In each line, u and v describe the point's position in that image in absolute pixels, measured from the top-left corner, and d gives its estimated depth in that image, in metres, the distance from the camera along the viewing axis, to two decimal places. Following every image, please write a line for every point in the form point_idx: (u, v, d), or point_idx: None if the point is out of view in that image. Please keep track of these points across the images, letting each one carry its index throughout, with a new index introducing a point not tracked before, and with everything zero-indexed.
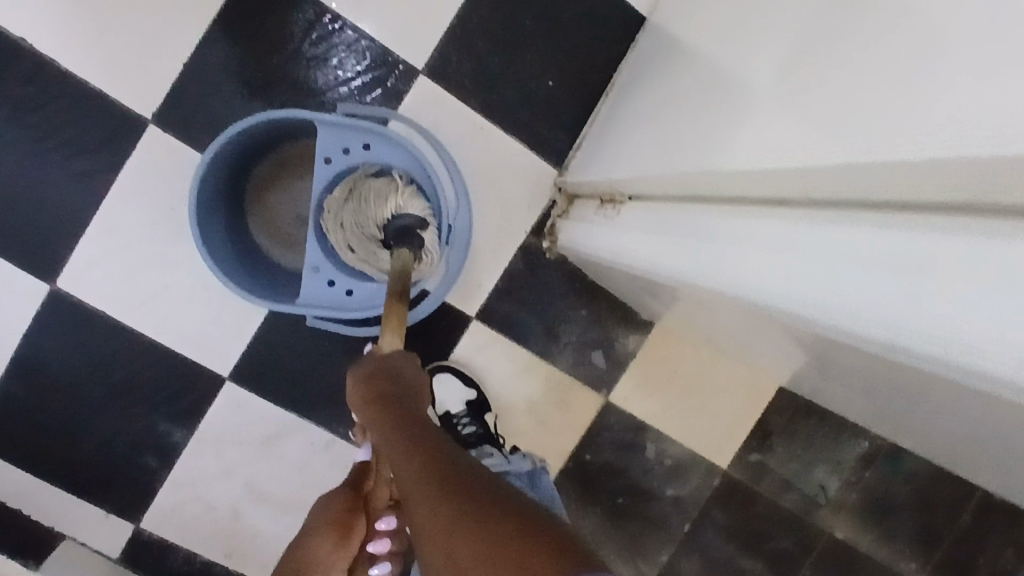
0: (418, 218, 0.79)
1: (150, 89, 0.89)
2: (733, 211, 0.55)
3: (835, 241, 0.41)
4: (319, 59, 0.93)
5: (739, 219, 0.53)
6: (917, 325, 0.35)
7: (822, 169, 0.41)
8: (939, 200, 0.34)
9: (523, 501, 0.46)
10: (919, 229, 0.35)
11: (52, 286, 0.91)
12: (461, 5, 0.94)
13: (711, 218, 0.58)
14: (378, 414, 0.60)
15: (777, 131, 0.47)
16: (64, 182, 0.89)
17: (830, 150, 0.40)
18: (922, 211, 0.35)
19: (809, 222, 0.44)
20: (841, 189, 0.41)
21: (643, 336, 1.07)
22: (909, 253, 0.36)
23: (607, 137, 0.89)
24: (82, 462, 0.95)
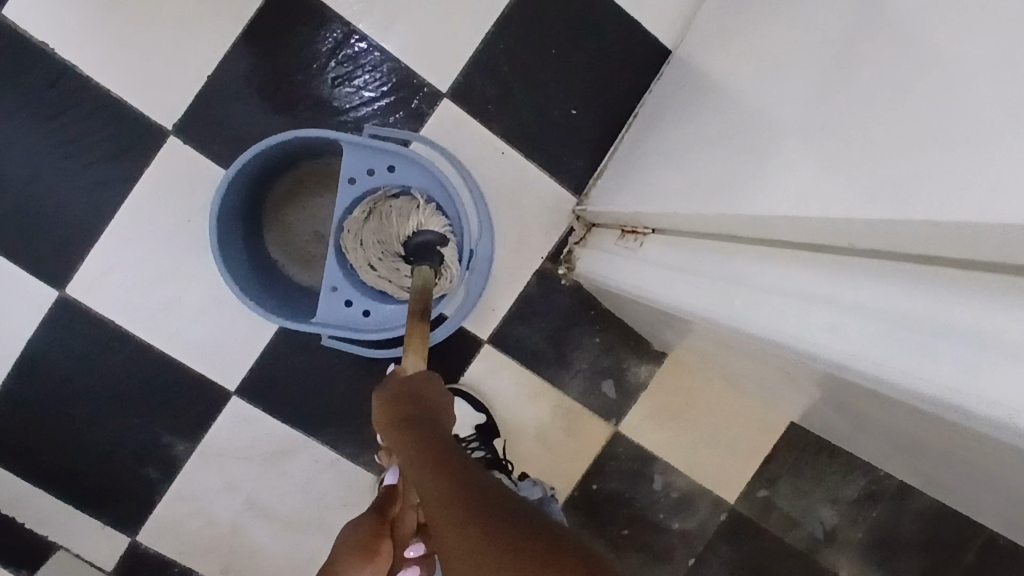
0: (437, 235, 0.78)
1: (173, 101, 0.89)
2: (764, 253, 0.54)
3: (878, 296, 0.40)
4: (343, 78, 0.93)
5: (769, 262, 0.53)
6: (974, 393, 0.33)
7: (855, 222, 0.40)
8: (990, 269, 0.33)
9: (556, 530, 0.44)
10: (990, 295, 0.33)
11: (62, 293, 0.90)
12: (487, 30, 0.95)
13: (739, 259, 0.58)
14: (400, 436, 0.59)
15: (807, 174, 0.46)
16: (81, 189, 0.89)
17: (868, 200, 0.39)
18: (986, 273, 0.34)
19: (848, 273, 0.43)
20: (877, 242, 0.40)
21: (655, 366, 1.06)
22: (979, 319, 0.34)
23: (630, 168, 0.89)
24: (81, 472, 0.93)
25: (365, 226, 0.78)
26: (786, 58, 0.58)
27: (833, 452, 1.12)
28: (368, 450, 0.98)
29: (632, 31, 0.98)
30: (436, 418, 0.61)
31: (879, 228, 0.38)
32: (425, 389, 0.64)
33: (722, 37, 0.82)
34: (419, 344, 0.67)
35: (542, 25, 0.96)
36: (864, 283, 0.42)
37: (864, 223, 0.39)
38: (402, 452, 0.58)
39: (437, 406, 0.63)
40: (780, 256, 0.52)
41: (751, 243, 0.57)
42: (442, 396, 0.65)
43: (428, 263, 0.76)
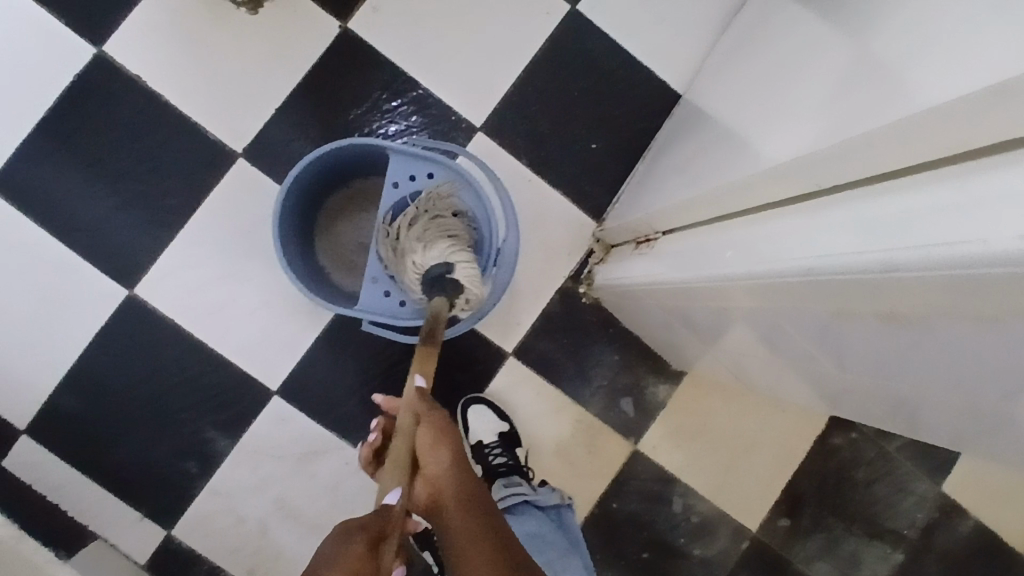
0: (438, 262, 0.79)
1: (243, 127, 1.02)
2: (759, 216, 0.61)
3: (840, 212, 0.47)
4: (391, 113, 1.06)
5: (761, 221, 0.60)
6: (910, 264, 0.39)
7: (826, 152, 0.48)
8: (912, 163, 0.41)
9: None
10: (921, 185, 0.40)
11: (130, 292, 1.00)
12: (519, 76, 1.08)
13: (736, 228, 0.65)
14: (436, 449, 0.65)
15: (799, 136, 0.55)
16: (156, 200, 1.01)
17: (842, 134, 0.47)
18: (920, 170, 0.40)
19: (819, 205, 0.51)
20: (837, 165, 0.48)
21: (673, 386, 1.10)
22: (912, 207, 0.40)
23: (645, 190, 0.98)
24: (126, 462, 0.99)
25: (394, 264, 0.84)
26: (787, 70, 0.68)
27: (855, 483, 1.11)
28: None
29: (647, 79, 1.10)
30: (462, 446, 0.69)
31: (848, 151, 0.46)
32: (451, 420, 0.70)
33: (729, 77, 0.93)
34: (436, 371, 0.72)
35: (567, 71, 1.09)
36: (831, 206, 0.49)
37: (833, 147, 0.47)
38: (435, 463, 0.65)
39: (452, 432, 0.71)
40: (774, 212, 0.59)
41: (746, 216, 0.64)
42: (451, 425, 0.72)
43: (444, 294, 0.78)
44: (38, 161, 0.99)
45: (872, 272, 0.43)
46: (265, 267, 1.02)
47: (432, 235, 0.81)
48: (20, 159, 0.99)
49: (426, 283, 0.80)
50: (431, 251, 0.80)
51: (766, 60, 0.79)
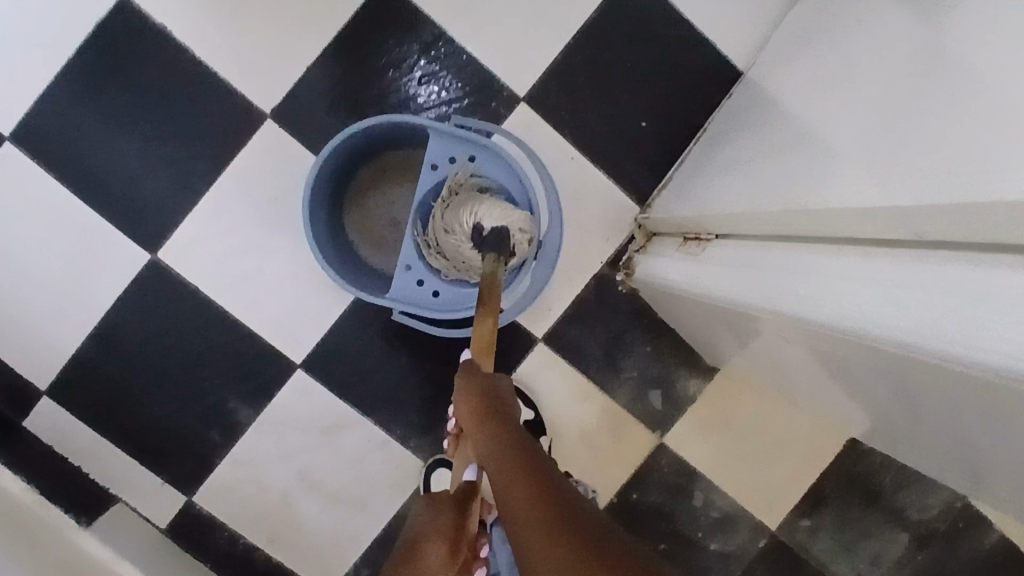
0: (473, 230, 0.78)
1: (272, 87, 0.96)
2: (834, 249, 0.56)
3: (945, 279, 0.43)
4: (428, 77, 0.98)
5: (839, 257, 0.55)
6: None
7: (933, 207, 0.43)
8: None
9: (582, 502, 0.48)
10: None
11: (153, 256, 0.97)
12: (568, 43, 1.00)
13: (808, 256, 0.60)
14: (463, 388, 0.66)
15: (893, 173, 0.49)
16: (181, 162, 0.96)
17: (947, 189, 0.42)
18: None
19: (914, 262, 0.46)
20: (941, 225, 0.43)
21: (704, 381, 1.06)
22: None
23: (696, 180, 0.91)
24: (149, 427, 0.99)
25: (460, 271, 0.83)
26: (869, 77, 0.61)
27: (881, 488, 1.09)
28: (418, 434, 1.02)
29: (706, 53, 1.01)
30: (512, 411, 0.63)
31: (953, 215, 0.41)
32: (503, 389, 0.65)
33: (797, 61, 0.85)
34: (493, 343, 0.68)
35: (620, 40, 1.00)
36: (932, 267, 0.44)
37: (943, 207, 0.42)
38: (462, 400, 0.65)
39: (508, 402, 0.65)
40: (857, 253, 0.53)
41: (818, 246, 0.59)
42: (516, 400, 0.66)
43: (492, 246, 0.75)
44: (59, 114, 0.94)
45: (989, 367, 0.38)
46: (292, 238, 0.98)
47: (450, 218, 0.81)
48: (41, 110, 0.94)
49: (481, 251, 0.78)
50: (460, 227, 0.80)
51: (837, 53, 0.72)
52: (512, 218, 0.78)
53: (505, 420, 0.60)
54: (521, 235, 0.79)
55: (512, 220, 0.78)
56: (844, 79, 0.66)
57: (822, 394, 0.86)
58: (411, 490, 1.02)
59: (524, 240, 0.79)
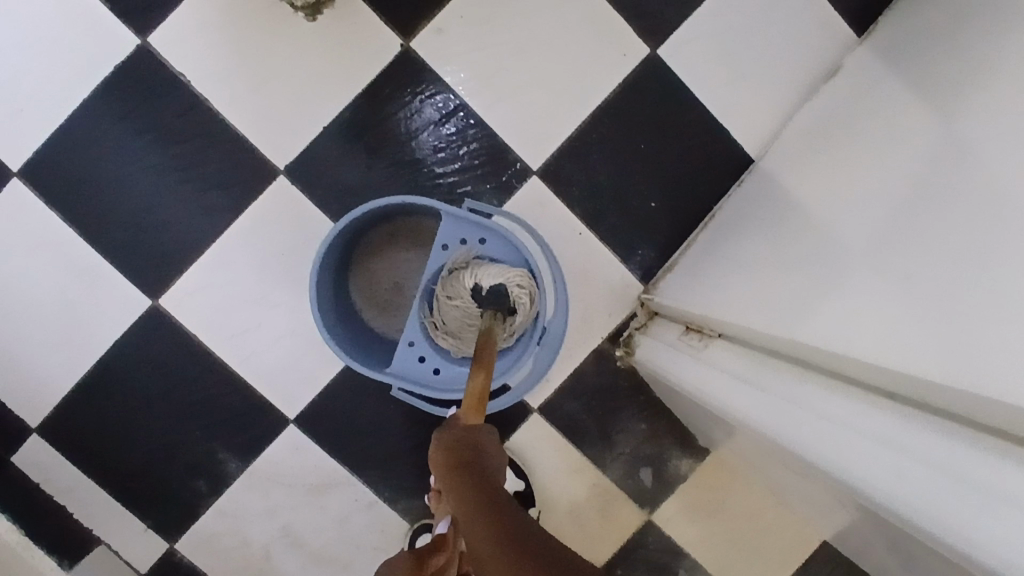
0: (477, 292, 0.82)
1: (288, 144, 0.96)
2: (840, 386, 0.57)
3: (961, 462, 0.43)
4: (444, 144, 0.99)
5: (843, 398, 0.56)
6: None
7: (960, 390, 0.43)
8: None
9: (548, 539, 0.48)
10: None
11: (154, 302, 0.97)
12: (584, 121, 1.01)
13: (813, 388, 0.60)
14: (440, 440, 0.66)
15: (913, 334, 0.49)
16: (190, 211, 0.96)
17: (978, 374, 0.42)
18: None
19: (935, 431, 0.46)
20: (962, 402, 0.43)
21: (696, 462, 1.06)
22: None
23: (703, 271, 0.92)
24: (136, 472, 0.98)
25: (466, 348, 0.84)
26: (886, 215, 0.62)
27: None
28: (405, 497, 1.01)
29: (720, 139, 1.02)
30: (491, 463, 0.63)
31: (981, 401, 0.42)
32: (484, 441, 0.66)
33: (809, 164, 0.86)
34: (481, 396, 0.69)
35: (636, 121, 1.01)
36: (929, 434, 0.46)
37: (954, 387, 0.44)
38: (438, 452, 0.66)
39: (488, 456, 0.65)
40: (862, 399, 0.54)
41: (825, 377, 0.60)
42: (498, 450, 0.66)
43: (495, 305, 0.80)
44: (73, 155, 0.95)
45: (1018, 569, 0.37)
46: (295, 293, 0.98)
47: (450, 287, 0.82)
48: (55, 150, 0.94)
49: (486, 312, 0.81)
50: (461, 293, 0.82)
51: (850, 173, 0.73)
52: (510, 273, 0.81)
53: (481, 470, 0.61)
54: (522, 289, 0.82)
55: (510, 275, 0.81)
56: (860, 207, 0.67)
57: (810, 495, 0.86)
58: (394, 552, 1.01)
59: (525, 295, 0.82)
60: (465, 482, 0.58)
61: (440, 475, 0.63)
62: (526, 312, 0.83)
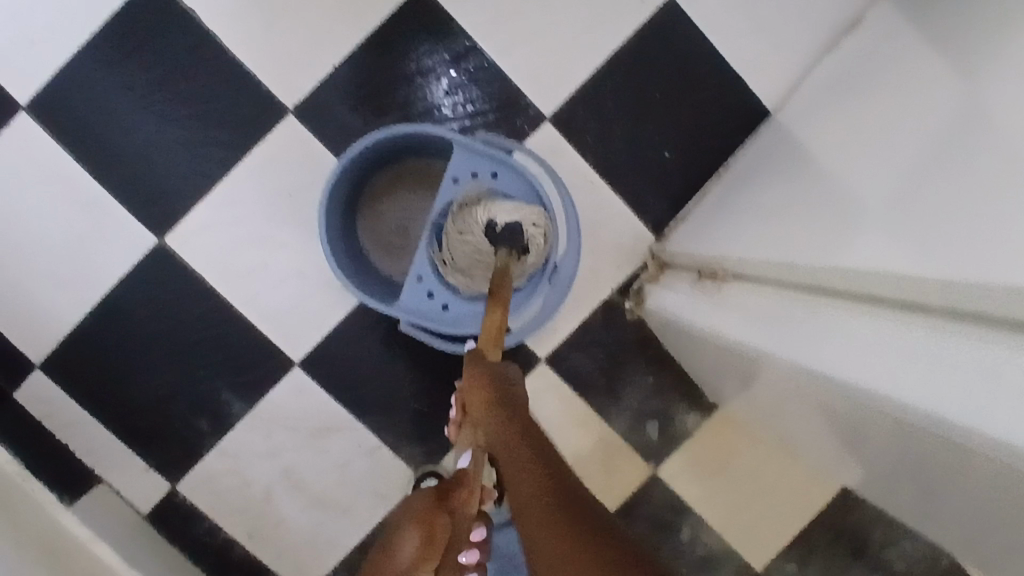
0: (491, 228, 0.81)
1: (298, 83, 0.95)
2: (859, 309, 0.56)
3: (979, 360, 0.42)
4: (456, 88, 0.98)
5: (862, 320, 0.54)
6: None
7: (984, 289, 0.42)
8: None
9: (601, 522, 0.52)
10: None
11: (160, 240, 0.96)
12: (599, 68, 0.99)
13: (832, 315, 0.59)
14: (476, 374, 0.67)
15: (953, 243, 0.48)
16: (198, 148, 0.95)
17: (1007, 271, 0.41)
18: None
19: (948, 334, 0.45)
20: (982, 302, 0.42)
21: (703, 417, 1.05)
22: None
23: (718, 219, 0.91)
24: (138, 411, 0.98)
25: (476, 286, 0.83)
26: (912, 142, 0.60)
27: (867, 539, 1.05)
28: (410, 443, 1.01)
29: (736, 91, 1.01)
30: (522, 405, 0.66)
31: (1000, 297, 0.41)
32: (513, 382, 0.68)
33: (829, 110, 0.84)
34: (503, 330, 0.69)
35: (652, 70, 1.00)
36: (947, 341, 0.45)
37: (978, 286, 0.42)
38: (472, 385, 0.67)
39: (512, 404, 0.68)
40: (877, 315, 0.53)
41: (841, 302, 0.58)
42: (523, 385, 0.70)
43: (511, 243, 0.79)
44: (80, 88, 0.93)
45: None
46: (302, 234, 0.97)
47: (463, 221, 0.81)
48: (61, 82, 0.93)
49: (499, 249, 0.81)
50: (475, 228, 0.81)
51: (872, 110, 0.71)
52: (525, 212, 0.81)
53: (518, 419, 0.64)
54: (535, 228, 0.82)
55: (525, 213, 0.81)
56: (883, 138, 0.66)
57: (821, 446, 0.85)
58: (396, 498, 1.01)
59: (539, 234, 0.82)
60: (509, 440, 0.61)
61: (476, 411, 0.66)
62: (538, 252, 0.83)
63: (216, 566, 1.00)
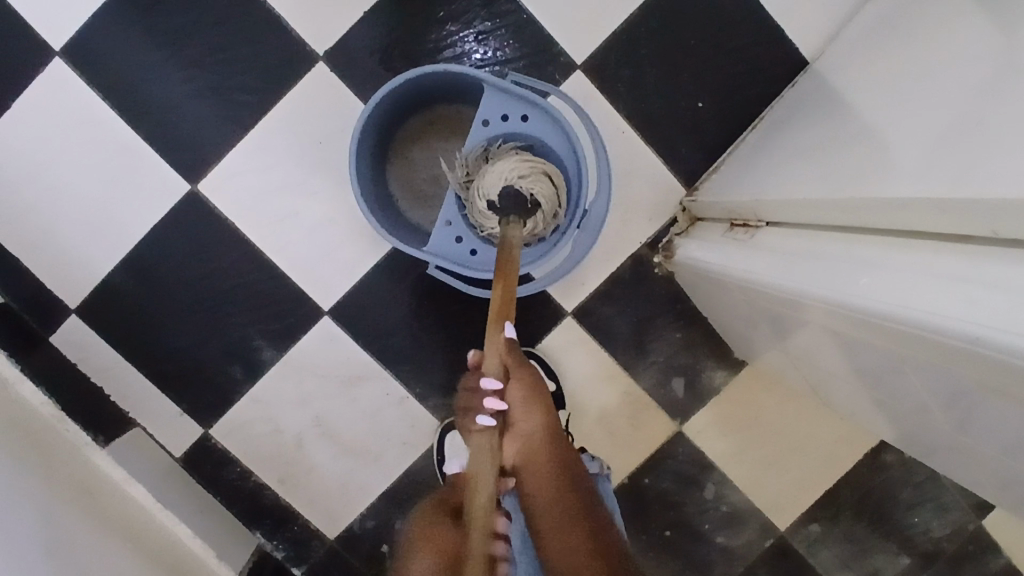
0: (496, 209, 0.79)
1: (328, 29, 0.94)
2: (910, 242, 0.54)
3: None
4: (487, 35, 0.96)
5: (912, 251, 0.53)
6: None
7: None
8: None
9: None
10: None
11: (192, 187, 0.96)
12: (633, 14, 0.97)
13: (881, 250, 0.57)
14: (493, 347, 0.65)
15: (1003, 163, 0.46)
16: (229, 95, 0.95)
17: None
18: None
19: (997, 259, 0.44)
20: None
21: (731, 374, 1.05)
22: None
23: (751, 168, 0.89)
24: (172, 357, 1.00)
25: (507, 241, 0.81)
26: (962, 73, 0.58)
27: (895, 499, 1.04)
28: (437, 394, 1.02)
29: (775, 38, 0.98)
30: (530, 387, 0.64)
31: None
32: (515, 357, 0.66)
33: (870, 55, 0.81)
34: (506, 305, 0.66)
35: (686, 17, 0.97)
36: (996, 266, 0.44)
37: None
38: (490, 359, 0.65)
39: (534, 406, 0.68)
40: (926, 246, 0.52)
41: (891, 236, 0.57)
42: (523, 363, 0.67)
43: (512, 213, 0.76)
44: (114, 35, 0.94)
45: None
46: (332, 183, 0.97)
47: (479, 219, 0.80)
48: (95, 28, 0.93)
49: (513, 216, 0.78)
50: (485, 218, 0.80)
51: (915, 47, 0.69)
52: (506, 170, 0.78)
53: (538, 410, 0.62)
54: (526, 177, 0.78)
55: (505, 173, 0.78)
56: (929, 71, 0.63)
57: (851, 399, 0.83)
58: (423, 448, 1.02)
59: (534, 180, 0.78)
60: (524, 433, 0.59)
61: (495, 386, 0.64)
62: (548, 196, 0.79)
63: (248, 510, 1.02)
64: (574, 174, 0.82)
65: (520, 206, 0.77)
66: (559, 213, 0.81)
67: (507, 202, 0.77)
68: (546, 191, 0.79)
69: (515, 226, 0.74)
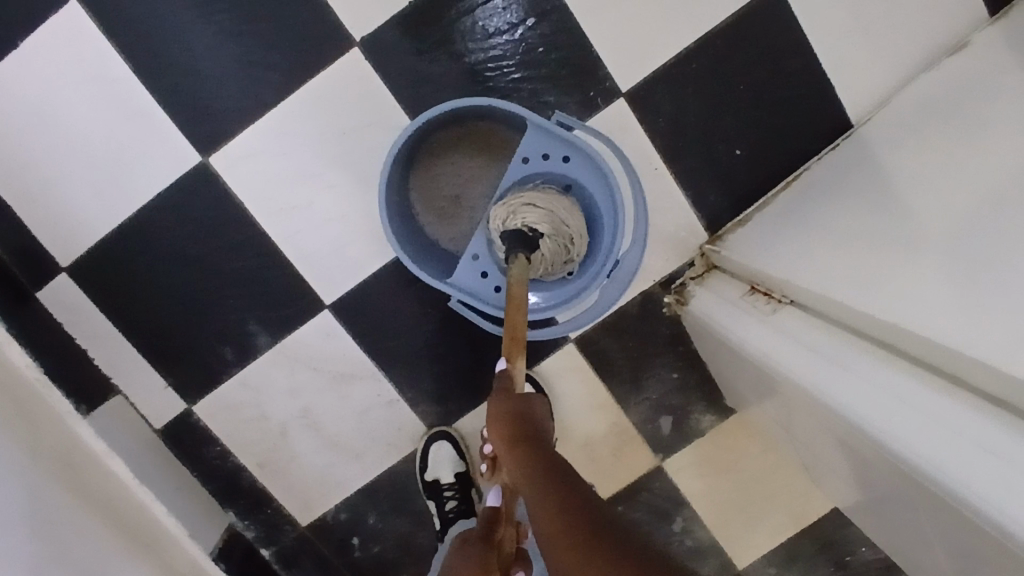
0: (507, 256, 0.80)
1: (369, 15, 0.89)
2: (948, 387, 0.54)
3: None
4: (534, 46, 0.92)
5: (950, 400, 0.53)
6: None
7: None
8: None
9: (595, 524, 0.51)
10: None
11: (203, 160, 0.92)
12: (686, 49, 0.93)
13: (913, 384, 0.57)
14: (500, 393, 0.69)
15: None
16: (254, 68, 0.90)
17: None
18: None
19: None
20: None
21: (718, 419, 1.06)
22: None
23: (779, 232, 0.88)
24: (162, 330, 0.97)
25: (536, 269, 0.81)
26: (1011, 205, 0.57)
27: (853, 558, 1.07)
28: (427, 401, 1.01)
29: (825, 96, 0.95)
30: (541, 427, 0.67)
31: None
32: (532, 399, 0.70)
33: (918, 139, 0.79)
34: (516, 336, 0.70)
35: (738, 60, 0.94)
36: None
37: None
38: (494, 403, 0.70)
39: (543, 428, 0.68)
40: (967, 401, 0.52)
41: (928, 370, 0.57)
42: (543, 410, 0.70)
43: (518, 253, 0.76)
44: None
45: None
46: (351, 178, 0.93)
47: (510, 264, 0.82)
48: None
49: (530, 248, 0.78)
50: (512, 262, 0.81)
51: (968, 153, 0.67)
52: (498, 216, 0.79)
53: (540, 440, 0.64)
54: (517, 210, 0.78)
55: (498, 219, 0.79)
56: (978, 189, 0.62)
57: (826, 470, 0.85)
58: (407, 451, 1.02)
59: (526, 208, 0.78)
60: (529, 457, 0.62)
61: (496, 429, 0.67)
62: (544, 215, 0.78)
63: (224, 489, 1.02)
64: (611, 222, 0.82)
65: (521, 242, 0.77)
66: (576, 242, 0.81)
67: (507, 242, 0.77)
68: (539, 217, 0.78)
69: (520, 264, 0.75)
